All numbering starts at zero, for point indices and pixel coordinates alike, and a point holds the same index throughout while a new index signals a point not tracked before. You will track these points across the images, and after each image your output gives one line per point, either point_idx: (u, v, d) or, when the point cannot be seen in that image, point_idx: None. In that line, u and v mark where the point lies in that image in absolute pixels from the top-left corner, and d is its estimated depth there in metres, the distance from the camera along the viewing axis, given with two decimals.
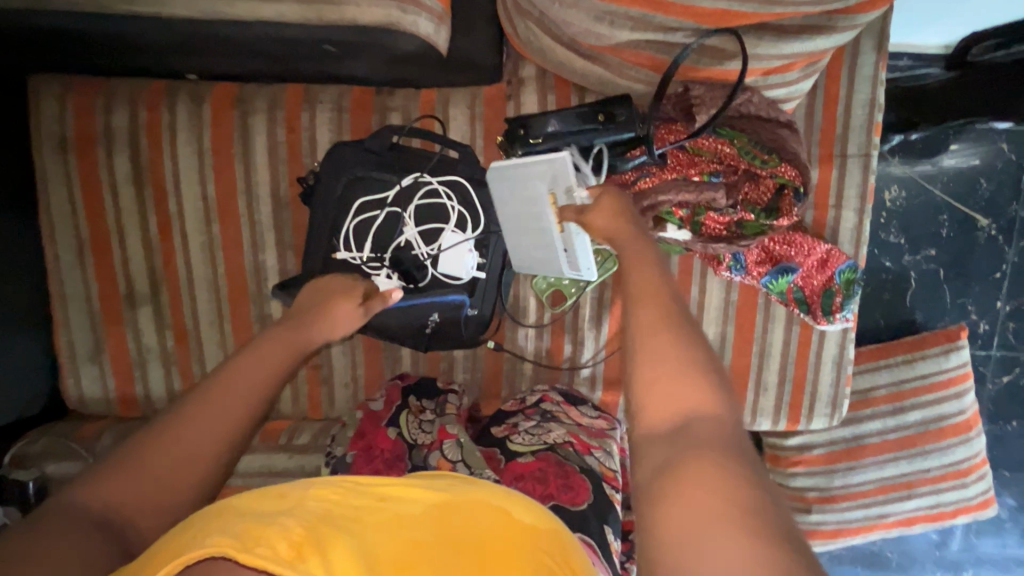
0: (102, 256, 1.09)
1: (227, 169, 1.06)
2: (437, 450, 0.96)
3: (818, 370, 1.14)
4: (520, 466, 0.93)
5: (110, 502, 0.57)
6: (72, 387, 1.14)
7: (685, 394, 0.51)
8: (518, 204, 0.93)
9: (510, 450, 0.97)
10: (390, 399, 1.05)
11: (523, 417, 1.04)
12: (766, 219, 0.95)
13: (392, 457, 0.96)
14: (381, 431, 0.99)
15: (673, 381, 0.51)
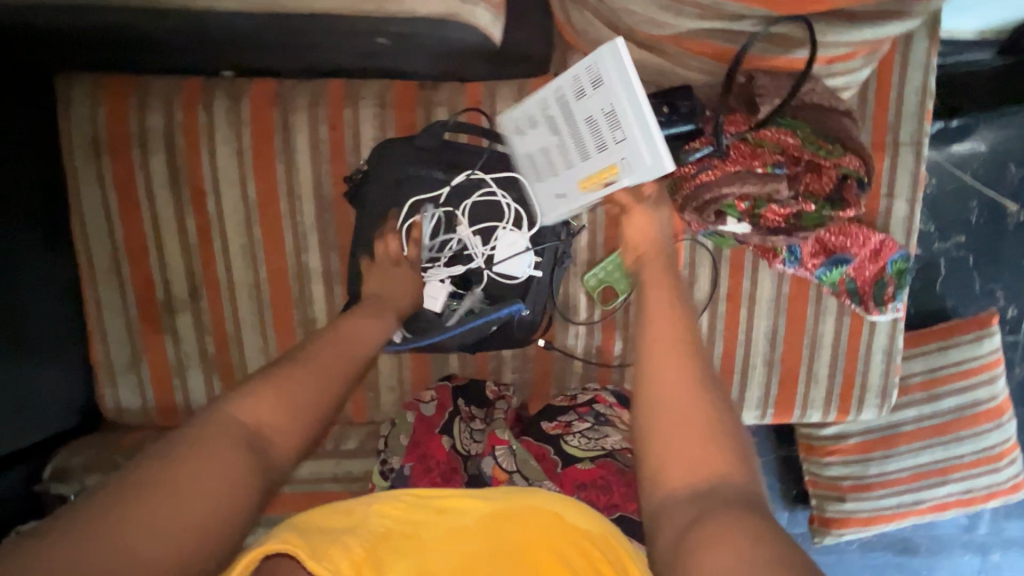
0: (139, 261, 1.05)
1: (269, 169, 1.03)
2: (491, 457, 0.95)
3: (868, 361, 1.14)
4: (579, 474, 0.93)
5: (242, 428, 0.63)
6: (111, 396, 1.11)
7: (705, 452, 0.60)
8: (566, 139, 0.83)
9: (566, 453, 0.96)
10: (443, 403, 1.04)
11: (576, 415, 1.02)
12: (829, 210, 0.93)
13: (448, 470, 0.95)
14: (434, 437, 0.98)
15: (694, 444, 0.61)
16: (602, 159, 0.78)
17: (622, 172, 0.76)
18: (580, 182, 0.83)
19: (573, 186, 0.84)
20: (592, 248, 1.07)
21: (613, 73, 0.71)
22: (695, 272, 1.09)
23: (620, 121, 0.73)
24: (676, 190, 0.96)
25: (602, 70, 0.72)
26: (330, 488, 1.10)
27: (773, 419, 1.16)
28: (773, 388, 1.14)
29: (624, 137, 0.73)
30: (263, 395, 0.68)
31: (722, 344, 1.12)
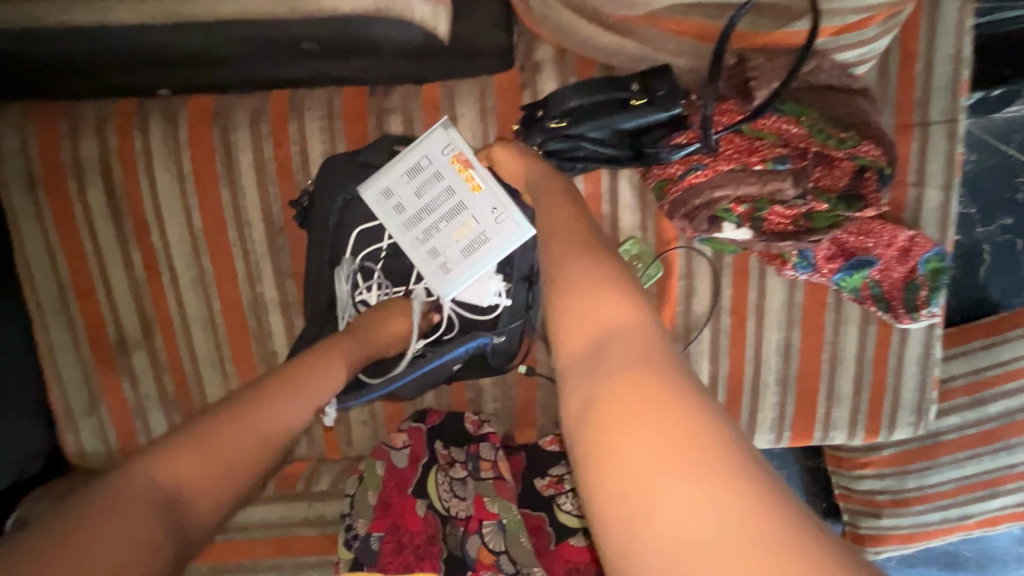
0: (86, 300, 0.99)
1: (213, 194, 0.94)
2: (476, 535, 0.87)
3: (899, 375, 0.99)
4: (572, 552, 0.89)
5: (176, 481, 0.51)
6: (72, 441, 1.05)
7: (613, 327, 0.50)
8: (438, 202, 0.87)
9: (560, 521, 0.93)
10: (416, 452, 0.94)
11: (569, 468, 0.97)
12: (845, 210, 0.79)
13: (424, 543, 0.83)
14: (409, 500, 0.88)
15: (605, 329, 0.50)
16: (448, 171, 0.87)
17: (459, 148, 0.86)
18: (473, 189, 0.87)
19: (475, 192, 0.86)
20: None
21: (383, 179, 0.88)
22: (693, 284, 0.96)
23: (411, 158, 0.87)
24: (664, 193, 0.83)
25: (383, 181, 0.88)
26: (304, 532, 1.03)
27: (791, 442, 1.03)
28: (790, 409, 1.01)
29: (426, 156, 0.87)
30: (169, 466, 0.51)
31: (728, 362, 0.99)
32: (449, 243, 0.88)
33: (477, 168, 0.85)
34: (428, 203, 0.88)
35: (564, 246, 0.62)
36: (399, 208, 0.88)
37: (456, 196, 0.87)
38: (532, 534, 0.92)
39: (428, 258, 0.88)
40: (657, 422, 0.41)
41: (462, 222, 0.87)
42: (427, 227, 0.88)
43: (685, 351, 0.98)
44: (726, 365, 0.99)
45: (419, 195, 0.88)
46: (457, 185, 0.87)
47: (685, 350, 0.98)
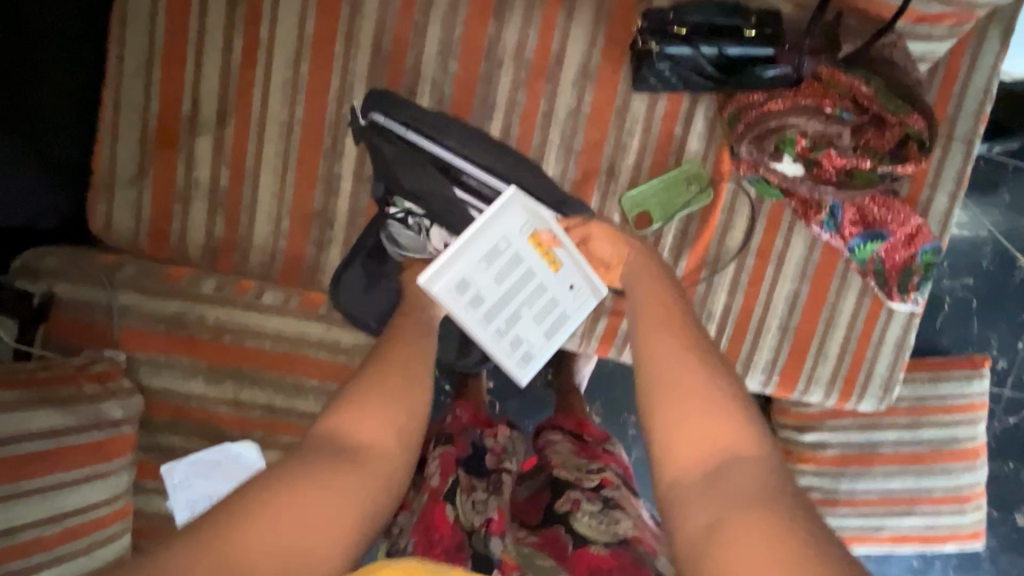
0: (171, 70, 1.00)
1: (332, 8, 0.99)
2: (497, 539, 0.79)
3: (877, 350, 1.13)
4: (593, 560, 0.72)
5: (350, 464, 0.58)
6: (102, 207, 1.04)
7: (722, 445, 0.54)
8: (518, 287, 0.91)
9: (578, 533, 0.78)
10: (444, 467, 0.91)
11: (583, 495, 0.85)
12: (885, 168, 0.93)
13: (452, 547, 0.79)
14: (438, 506, 0.84)
15: (713, 442, 0.55)
16: (527, 249, 0.90)
17: (538, 228, 0.90)
18: (552, 268, 0.92)
19: (554, 271, 0.92)
20: (637, 169, 1.06)
21: (459, 269, 0.86)
22: (732, 219, 1.08)
23: (488, 242, 0.88)
24: (738, 119, 0.95)
25: (461, 270, 0.86)
26: (315, 353, 1.05)
27: (774, 390, 1.14)
28: (782, 356, 1.12)
29: (505, 238, 0.89)
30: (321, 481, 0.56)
31: (742, 299, 1.10)
32: (529, 327, 0.93)
33: (562, 250, 0.91)
34: (507, 291, 0.90)
35: (657, 327, 0.65)
36: (477, 299, 0.88)
37: (534, 279, 0.91)
38: (546, 545, 0.78)
39: (511, 347, 0.92)
40: (766, 561, 0.44)
41: (540, 303, 0.93)
42: (507, 316, 0.91)
43: (708, 278, 1.09)
44: (739, 301, 1.10)
45: (499, 280, 0.89)
46: (535, 265, 0.91)
47: (708, 277, 1.09)
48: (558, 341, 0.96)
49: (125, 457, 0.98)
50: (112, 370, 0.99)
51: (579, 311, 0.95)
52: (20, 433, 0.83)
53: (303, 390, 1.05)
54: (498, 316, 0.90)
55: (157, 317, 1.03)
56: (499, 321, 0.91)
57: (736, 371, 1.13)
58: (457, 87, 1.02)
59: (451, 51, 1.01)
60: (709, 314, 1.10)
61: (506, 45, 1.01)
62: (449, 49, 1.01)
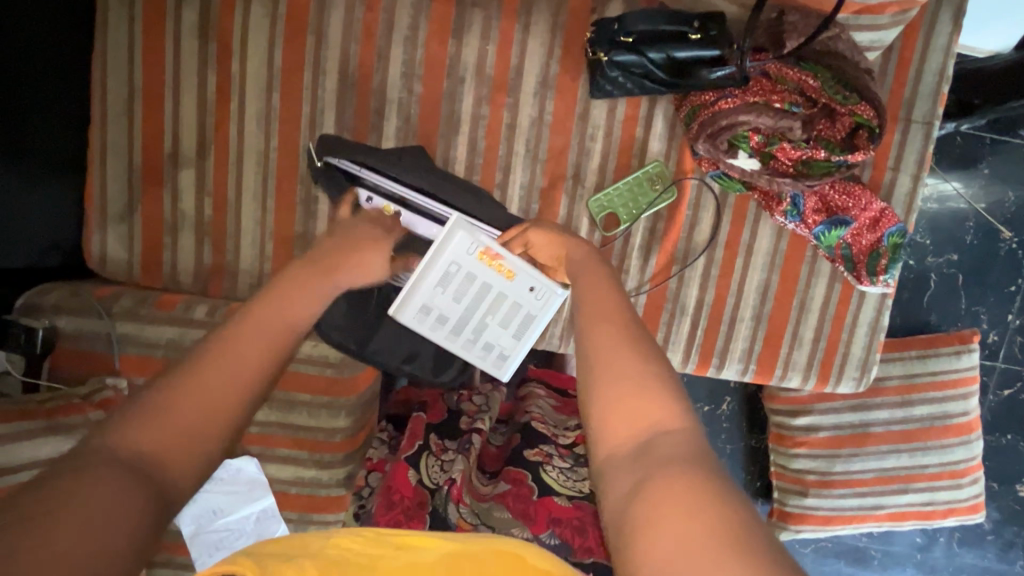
0: (152, 110, 1.05)
1: (298, 39, 1.04)
2: (457, 506, 0.92)
3: (852, 332, 1.15)
4: (554, 509, 0.94)
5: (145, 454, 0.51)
6: (97, 243, 1.09)
7: (654, 419, 0.58)
8: (476, 297, 0.98)
9: (545, 485, 0.97)
10: (414, 432, 1.02)
11: (556, 451, 1.03)
12: (840, 156, 0.95)
13: (413, 505, 0.93)
14: (403, 466, 0.97)
15: (647, 417, 0.59)
16: (478, 265, 0.96)
17: (484, 245, 0.94)
18: (506, 276, 0.96)
19: (510, 278, 0.97)
20: (602, 172, 1.09)
21: (416, 299, 0.96)
22: (698, 215, 1.10)
23: (439, 268, 0.95)
24: (695, 118, 0.98)
25: (416, 300, 0.95)
26: (305, 369, 1.10)
27: (752, 377, 1.17)
28: (758, 343, 1.15)
29: (452, 261, 0.95)
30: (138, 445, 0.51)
31: (713, 291, 1.13)
32: (499, 335, 1.03)
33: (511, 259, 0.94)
34: (467, 303, 0.99)
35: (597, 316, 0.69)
36: (440, 318, 0.98)
37: (491, 287, 0.97)
38: (513, 487, 0.98)
39: (485, 351, 1.03)
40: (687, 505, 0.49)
41: (503, 309, 1.00)
42: (477, 326, 1.01)
43: (679, 273, 1.12)
44: (711, 293, 1.13)
45: (456, 295, 0.97)
46: (491, 276, 0.96)
47: (679, 272, 1.12)
48: (530, 343, 1.04)
49: None
50: (113, 397, 1.04)
51: (543, 309, 1.00)
52: (29, 461, 0.90)
53: (296, 405, 1.10)
54: (469, 328, 1.01)
55: (154, 344, 1.08)
56: (470, 332, 1.01)
57: (713, 361, 1.16)
58: (423, 106, 1.07)
59: (414, 72, 1.06)
60: (683, 308, 1.13)
61: (466, 62, 1.05)
62: (412, 70, 1.05)
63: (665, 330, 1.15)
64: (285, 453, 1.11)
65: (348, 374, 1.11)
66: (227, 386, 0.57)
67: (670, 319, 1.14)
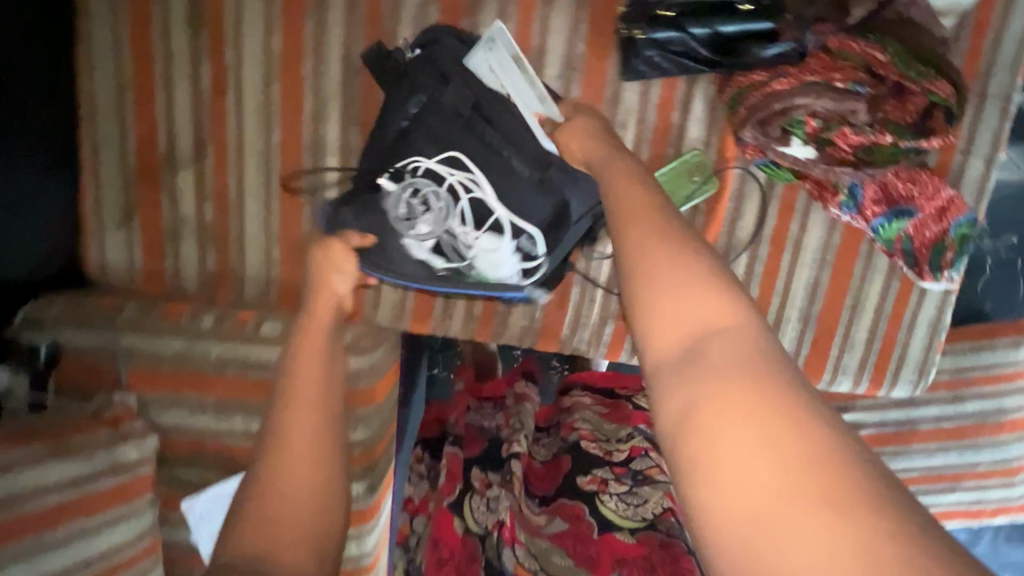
0: (145, 107, 0.97)
1: (296, 22, 0.94)
2: (511, 550, 0.89)
3: (910, 332, 1.05)
4: (619, 547, 0.88)
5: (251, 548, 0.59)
6: (96, 251, 1.04)
7: (704, 331, 0.48)
8: None
9: (604, 518, 0.91)
10: (455, 475, 0.99)
11: (612, 473, 0.97)
12: (912, 142, 0.83)
13: (466, 560, 0.90)
14: (446, 513, 0.95)
15: (697, 328, 0.49)
16: None
17: None
18: None
19: None
20: (634, 161, 0.99)
21: None
22: (740, 207, 1.00)
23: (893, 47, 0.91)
24: (741, 101, 0.88)
25: None
26: None
27: (799, 381, 1.08)
28: (805, 346, 1.06)
29: None
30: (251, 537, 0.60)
31: (757, 291, 1.04)
32: None
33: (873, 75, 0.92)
34: None
35: (635, 223, 0.58)
36: None
37: None
38: (571, 525, 0.92)
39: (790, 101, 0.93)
40: (757, 436, 0.42)
41: None
42: None
43: None
44: (755, 293, 1.04)
45: None
46: None
47: None
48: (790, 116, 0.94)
49: (146, 496, 1.00)
50: (124, 412, 1.01)
51: None
52: (39, 489, 0.84)
53: None
54: None
55: (160, 357, 1.03)
56: None
57: None
58: None
59: (425, 57, 0.95)
60: None
61: (481, 43, 0.95)
62: (423, 53, 0.95)
63: None
64: None
65: (362, 386, 1.03)
66: (301, 446, 0.66)
67: None
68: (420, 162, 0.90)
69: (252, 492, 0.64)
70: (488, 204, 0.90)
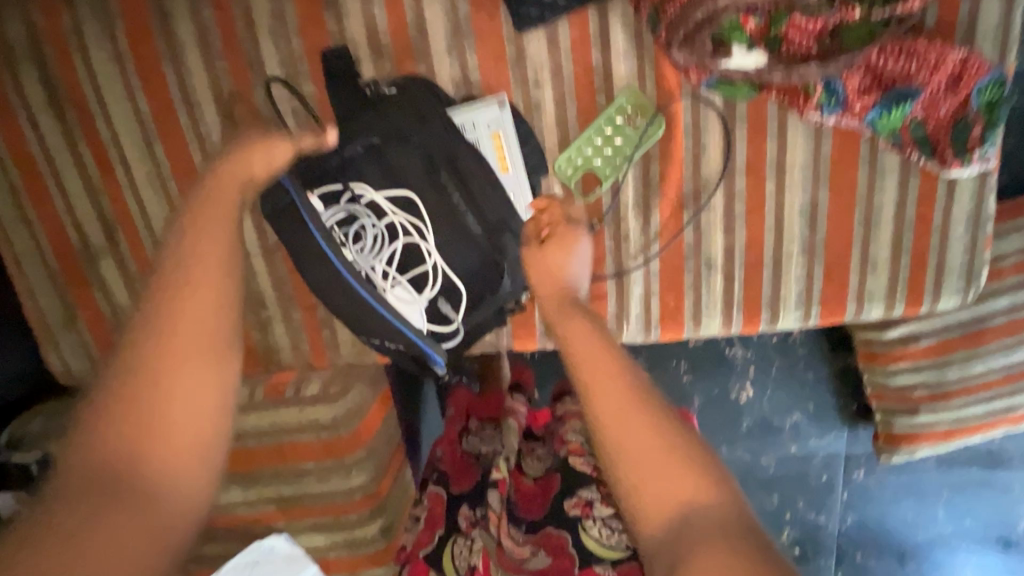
0: (45, 208, 0.92)
1: (155, 73, 0.85)
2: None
3: (945, 235, 0.86)
4: None
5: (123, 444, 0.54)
6: (56, 360, 1.01)
7: (670, 451, 0.54)
8: None
9: (587, 549, 0.73)
10: (433, 518, 0.84)
11: (598, 491, 0.77)
12: (878, 11, 0.73)
13: None
14: (421, 565, 0.79)
15: (664, 447, 0.54)
16: None
17: None
18: None
19: None
20: (563, 122, 0.84)
21: None
22: (701, 142, 0.84)
23: None
24: (662, 20, 0.76)
25: None
26: (298, 437, 1.00)
27: (819, 321, 0.92)
28: (817, 280, 0.89)
29: None
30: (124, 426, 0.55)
31: (744, 232, 0.88)
32: None
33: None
34: None
35: (582, 358, 0.60)
36: None
37: None
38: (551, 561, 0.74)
39: None
40: (727, 539, 0.49)
41: None
42: None
43: (694, 222, 0.88)
44: (742, 236, 0.88)
45: None
46: None
47: (693, 220, 0.87)
48: None
49: None
50: None
51: None
52: None
53: (303, 474, 1.02)
54: None
55: None
56: None
57: (764, 317, 0.92)
58: (323, 109, 0.86)
59: (300, 72, 0.84)
60: (709, 263, 0.89)
61: (354, 39, 0.82)
62: (296, 69, 0.84)
63: (693, 292, 0.91)
64: (309, 523, 1.04)
65: (344, 432, 1.01)
66: (188, 349, 0.59)
67: (697, 280, 0.90)
68: (366, 194, 0.80)
69: (123, 374, 0.57)
70: (422, 253, 0.81)
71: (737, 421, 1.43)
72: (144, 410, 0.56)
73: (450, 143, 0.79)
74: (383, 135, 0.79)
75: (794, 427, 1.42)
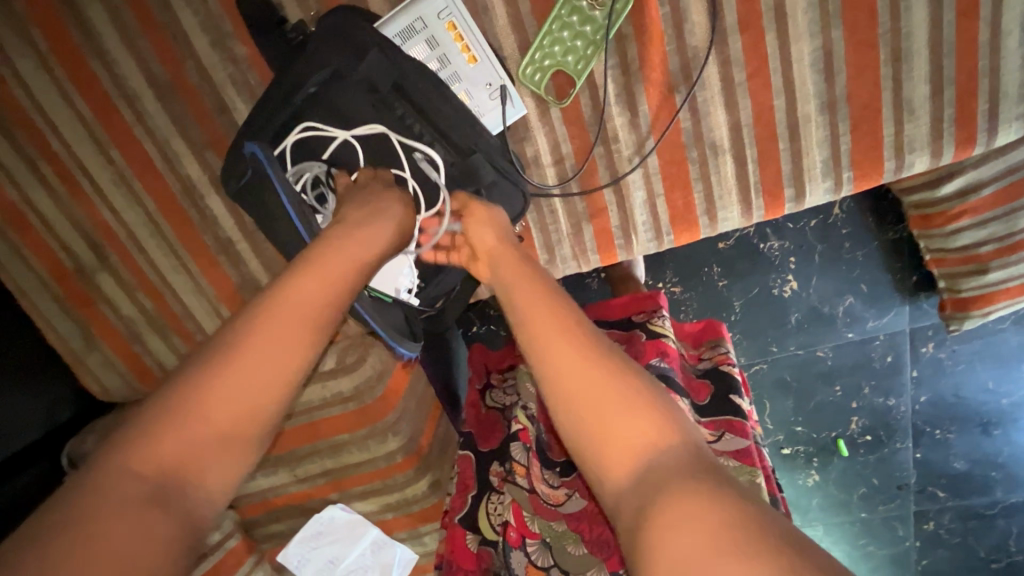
0: (35, 237, 0.89)
1: (85, 70, 0.80)
2: (520, 552, 0.72)
3: (996, 51, 0.71)
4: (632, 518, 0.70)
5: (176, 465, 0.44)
6: (92, 381, 0.97)
7: (636, 428, 0.47)
8: None
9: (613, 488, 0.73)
10: (465, 481, 0.82)
11: None
12: None
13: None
14: (458, 529, 0.79)
15: (626, 425, 0.47)
16: None
17: None
18: None
19: None
20: (516, 20, 0.73)
21: None
22: (679, 6, 0.72)
23: None
24: None
25: None
26: (328, 412, 1.00)
27: (854, 188, 0.81)
28: (843, 140, 0.77)
29: None
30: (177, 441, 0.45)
31: (749, 103, 0.76)
32: None
33: None
34: None
35: (533, 319, 0.56)
36: None
37: None
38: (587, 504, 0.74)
39: None
40: (714, 527, 0.39)
41: None
42: None
43: (689, 102, 0.77)
44: (747, 107, 0.76)
45: None
46: None
47: (687, 101, 0.76)
48: None
49: (246, 564, 1.04)
50: None
51: None
52: None
53: (342, 445, 1.03)
54: None
55: None
56: None
57: (787, 196, 0.81)
58: (260, 69, 0.81)
59: (225, 35, 0.79)
60: (714, 146, 0.79)
61: None
62: (220, 33, 0.79)
63: (701, 184, 0.81)
64: (361, 490, 1.06)
65: (372, 399, 0.99)
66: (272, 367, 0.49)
67: (703, 169, 0.80)
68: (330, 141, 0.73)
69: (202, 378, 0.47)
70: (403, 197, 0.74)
71: (785, 317, 1.33)
72: (220, 419, 0.47)
73: (394, 66, 0.68)
74: (318, 80, 0.70)
75: (848, 313, 1.31)
